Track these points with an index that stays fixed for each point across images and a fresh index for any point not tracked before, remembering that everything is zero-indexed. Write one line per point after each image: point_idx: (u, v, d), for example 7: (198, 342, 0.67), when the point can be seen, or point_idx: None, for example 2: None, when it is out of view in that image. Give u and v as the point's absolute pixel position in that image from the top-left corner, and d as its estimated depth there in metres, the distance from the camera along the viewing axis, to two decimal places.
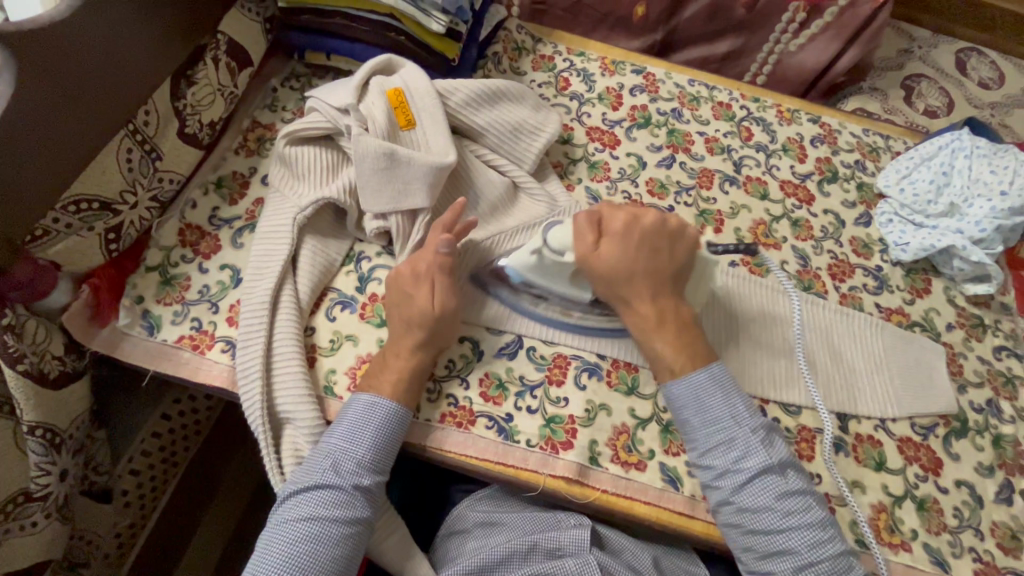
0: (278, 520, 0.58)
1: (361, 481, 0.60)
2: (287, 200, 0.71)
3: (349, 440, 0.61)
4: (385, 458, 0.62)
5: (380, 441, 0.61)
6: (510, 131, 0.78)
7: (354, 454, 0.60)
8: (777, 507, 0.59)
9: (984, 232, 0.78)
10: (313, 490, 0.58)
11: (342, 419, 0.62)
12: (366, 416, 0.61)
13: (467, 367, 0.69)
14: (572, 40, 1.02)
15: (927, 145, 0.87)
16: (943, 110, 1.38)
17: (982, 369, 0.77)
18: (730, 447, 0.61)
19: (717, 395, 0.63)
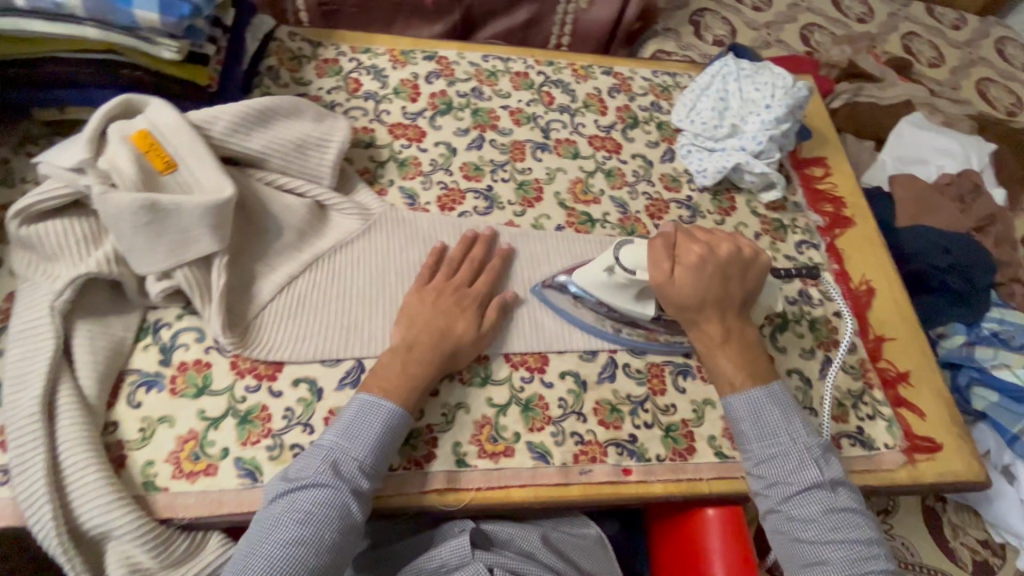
0: (265, 523, 0.54)
1: (358, 486, 0.57)
2: (39, 288, 0.61)
3: (348, 439, 0.58)
4: (385, 459, 0.59)
5: (380, 444, 0.59)
6: (294, 149, 0.73)
7: (352, 455, 0.58)
8: (824, 520, 0.60)
9: (761, 144, 0.86)
10: (308, 488, 0.55)
11: (345, 416, 0.60)
12: (368, 416, 0.60)
13: (308, 410, 0.64)
14: (356, 38, 0.97)
15: (703, 77, 0.94)
16: (728, 38, 1.51)
17: (790, 265, 0.86)
18: (786, 460, 0.63)
19: (777, 412, 0.65)
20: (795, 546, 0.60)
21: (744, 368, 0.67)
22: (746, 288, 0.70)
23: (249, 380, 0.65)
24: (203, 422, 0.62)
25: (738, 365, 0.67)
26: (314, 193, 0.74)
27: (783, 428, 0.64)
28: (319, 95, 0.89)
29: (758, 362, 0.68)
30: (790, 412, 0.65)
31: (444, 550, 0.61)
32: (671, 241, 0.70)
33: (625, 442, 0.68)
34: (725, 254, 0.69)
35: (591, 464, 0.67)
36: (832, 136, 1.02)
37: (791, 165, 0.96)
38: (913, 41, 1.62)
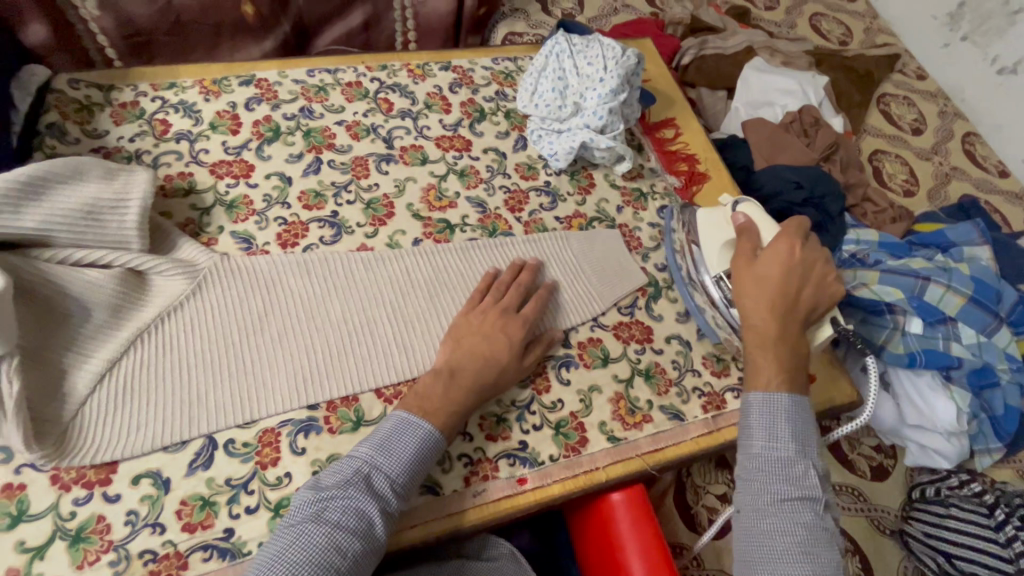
0: (293, 528, 0.52)
1: (388, 505, 0.56)
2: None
3: (383, 455, 0.58)
4: (416, 479, 0.59)
5: (417, 463, 0.59)
6: (84, 217, 0.64)
7: (388, 467, 0.57)
8: (802, 538, 0.57)
9: (602, 119, 0.85)
10: (339, 499, 0.54)
11: (381, 431, 0.60)
12: (407, 430, 0.59)
13: (155, 507, 0.57)
14: (157, 74, 0.87)
15: (539, 58, 0.92)
16: (576, 9, 1.51)
17: (654, 232, 0.87)
18: (788, 469, 0.60)
19: (786, 420, 0.63)
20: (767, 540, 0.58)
21: (782, 368, 0.66)
22: (814, 303, 0.70)
23: (77, 491, 0.56)
24: (24, 555, 0.53)
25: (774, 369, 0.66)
26: (122, 261, 0.65)
27: (789, 437, 0.62)
28: (119, 146, 0.78)
29: (793, 369, 0.67)
30: (807, 426, 0.63)
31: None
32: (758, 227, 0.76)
33: (516, 451, 0.66)
34: (809, 253, 0.72)
35: (484, 482, 0.64)
36: (676, 95, 1.04)
37: (642, 131, 0.97)
38: None
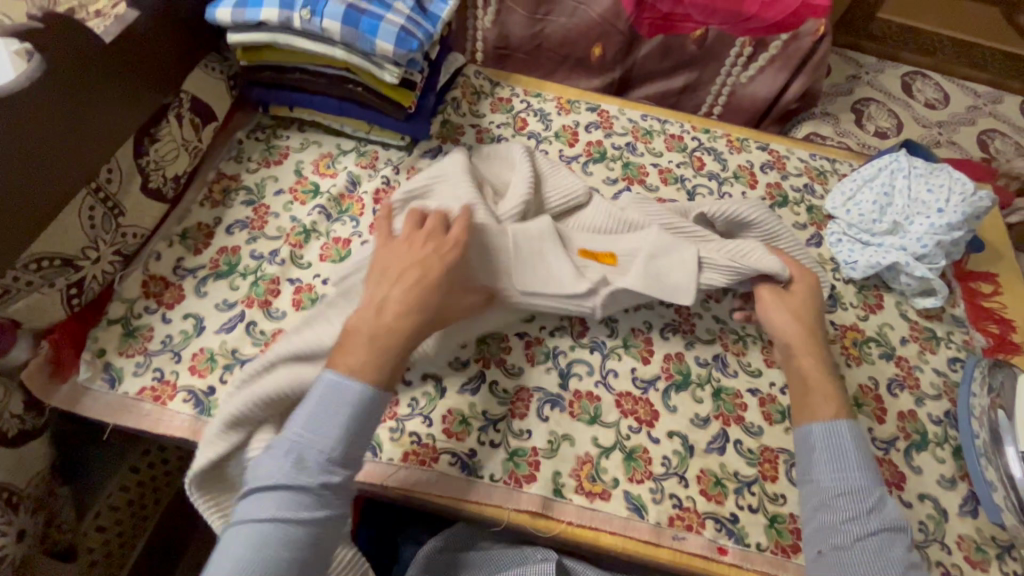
0: (253, 515, 0.51)
1: (325, 483, 0.52)
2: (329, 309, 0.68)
3: (314, 431, 0.53)
4: (358, 447, 0.54)
5: (353, 436, 0.54)
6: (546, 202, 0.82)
7: (325, 444, 0.53)
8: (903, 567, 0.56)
9: (926, 248, 0.81)
10: (267, 461, 0.53)
11: (311, 400, 0.54)
12: (340, 404, 0.54)
13: (430, 405, 0.69)
14: (530, 83, 1.06)
15: (868, 168, 0.91)
16: (892, 131, 1.44)
17: (938, 381, 0.79)
18: (862, 499, 0.59)
19: (857, 453, 0.62)
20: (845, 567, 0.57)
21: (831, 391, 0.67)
22: (817, 362, 0.70)
23: None
24: None
25: (832, 408, 0.65)
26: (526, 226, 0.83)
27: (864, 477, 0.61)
28: (489, 128, 0.98)
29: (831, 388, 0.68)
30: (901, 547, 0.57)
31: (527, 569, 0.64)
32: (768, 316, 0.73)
33: (725, 520, 0.66)
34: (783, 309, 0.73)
35: (686, 531, 0.65)
36: (1007, 252, 0.93)
37: (954, 275, 0.90)
38: None
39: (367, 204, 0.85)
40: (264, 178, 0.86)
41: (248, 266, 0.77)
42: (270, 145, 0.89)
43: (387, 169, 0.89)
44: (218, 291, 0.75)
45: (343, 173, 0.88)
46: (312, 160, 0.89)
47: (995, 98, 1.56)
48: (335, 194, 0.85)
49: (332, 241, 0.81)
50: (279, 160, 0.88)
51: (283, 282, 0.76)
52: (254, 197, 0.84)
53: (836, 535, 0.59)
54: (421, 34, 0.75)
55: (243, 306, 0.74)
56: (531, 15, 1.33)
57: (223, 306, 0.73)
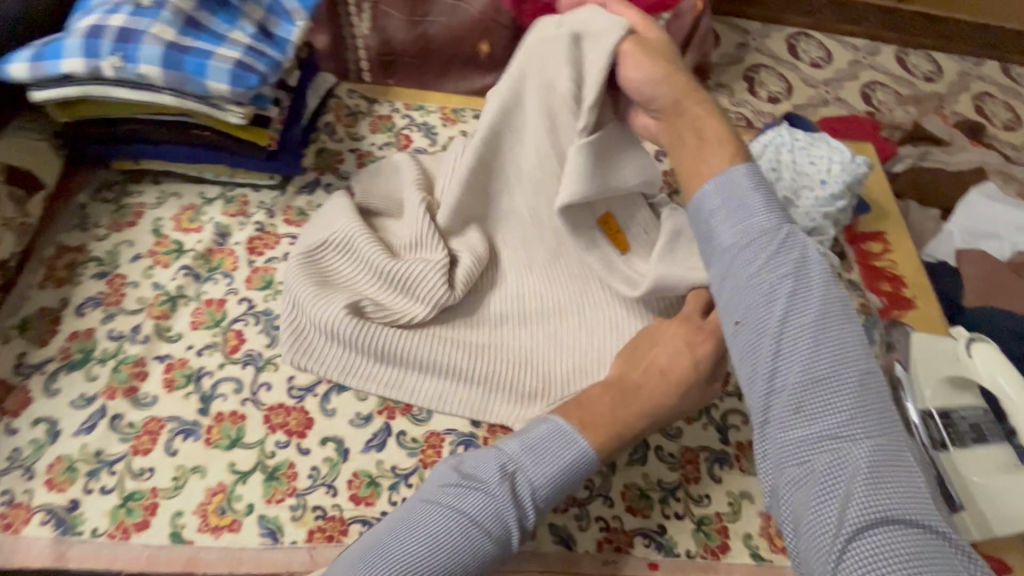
0: (430, 500, 0.52)
1: (523, 513, 0.53)
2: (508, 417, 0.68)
3: (535, 459, 0.54)
4: (563, 492, 0.55)
5: (569, 475, 0.55)
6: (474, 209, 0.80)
7: (540, 478, 0.54)
8: (853, 489, 0.39)
9: (814, 222, 0.82)
10: (469, 497, 0.52)
11: (534, 433, 0.56)
12: (564, 441, 0.55)
13: (333, 471, 0.64)
14: (410, 95, 1.00)
15: (754, 146, 0.90)
16: (784, 95, 1.48)
17: None
18: (834, 408, 0.41)
19: (827, 349, 0.43)
20: (806, 408, 0.42)
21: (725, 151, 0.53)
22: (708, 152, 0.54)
23: (280, 435, 0.66)
24: (232, 475, 0.63)
25: (725, 152, 0.53)
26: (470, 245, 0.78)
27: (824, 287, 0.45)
28: (370, 150, 0.91)
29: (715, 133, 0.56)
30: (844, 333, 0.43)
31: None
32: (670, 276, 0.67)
33: (654, 533, 0.65)
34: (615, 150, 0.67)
35: (617, 554, 0.63)
36: (892, 209, 0.97)
37: (847, 240, 0.92)
38: (985, 101, 1.57)
39: (240, 257, 0.77)
40: (117, 244, 0.76)
41: (107, 349, 0.68)
42: (120, 205, 0.79)
43: (260, 213, 0.81)
44: (73, 385, 0.66)
45: (210, 225, 0.79)
46: (171, 214, 0.80)
47: (873, 50, 1.63)
48: (201, 250, 0.77)
49: (203, 305, 0.73)
50: (133, 220, 0.78)
51: (149, 362, 0.68)
52: (106, 267, 0.74)
53: (759, 313, 0.45)
54: (263, 65, 0.68)
55: (104, 398, 0.65)
56: (410, 18, 1.26)
57: (80, 402, 0.65)
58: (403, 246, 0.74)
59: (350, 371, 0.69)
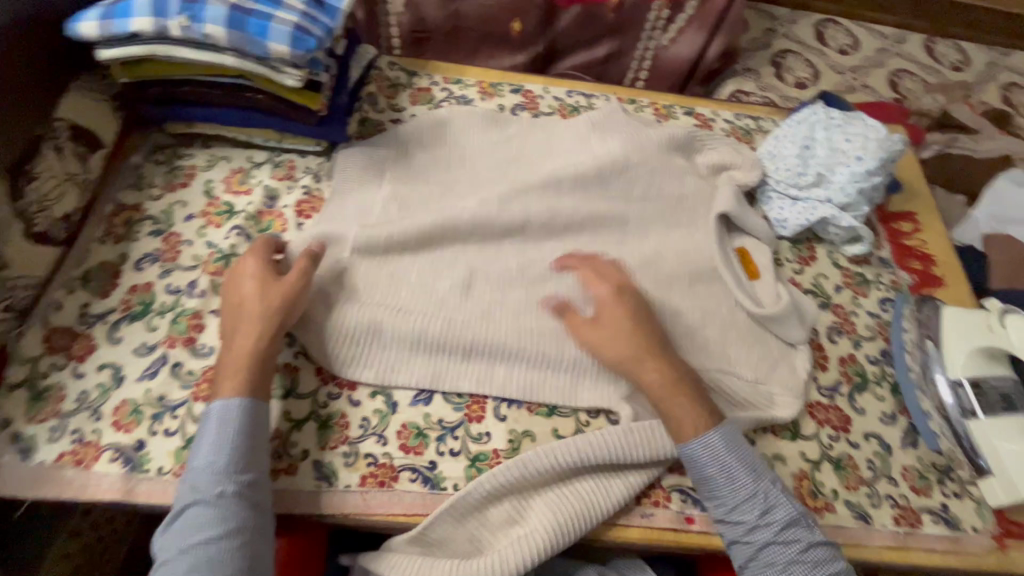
0: (169, 542, 0.54)
1: (223, 490, 0.55)
2: (599, 400, 0.70)
3: (213, 452, 0.57)
4: (253, 456, 0.58)
5: (241, 444, 0.58)
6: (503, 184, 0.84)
7: (220, 462, 0.56)
8: (783, 539, 0.60)
9: (849, 197, 0.84)
10: (193, 512, 0.55)
11: (206, 428, 0.58)
12: (224, 422, 0.58)
13: (383, 422, 0.67)
14: (448, 69, 1.01)
15: (789, 123, 0.92)
16: (811, 81, 1.48)
17: (872, 322, 0.83)
18: (756, 501, 0.61)
19: (733, 454, 0.63)
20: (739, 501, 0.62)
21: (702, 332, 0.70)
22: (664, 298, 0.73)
23: (332, 386, 0.68)
24: (288, 423, 0.65)
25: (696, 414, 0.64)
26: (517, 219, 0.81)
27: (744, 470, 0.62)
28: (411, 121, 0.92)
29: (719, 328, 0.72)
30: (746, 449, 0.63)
31: (511, 549, 0.60)
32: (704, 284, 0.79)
33: (690, 489, 0.67)
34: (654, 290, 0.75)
35: (654, 507, 0.66)
36: (923, 189, 0.98)
37: (878, 218, 0.93)
38: (1012, 91, 1.56)
39: (289, 219, 0.79)
40: (171, 204, 0.79)
41: (165, 302, 0.71)
42: (173, 167, 0.82)
43: (307, 177, 0.83)
44: (134, 335, 0.69)
45: (259, 188, 0.82)
46: (222, 177, 0.82)
47: (900, 38, 1.62)
48: (252, 212, 0.79)
49: None
50: (185, 182, 0.81)
51: (206, 315, 0.71)
52: (161, 226, 0.77)
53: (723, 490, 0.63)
54: (318, 31, 0.70)
55: (164, 347, 0.68)
56: None
57: (142, 350, 0.68)
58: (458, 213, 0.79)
59: (439, 375, 0.69)
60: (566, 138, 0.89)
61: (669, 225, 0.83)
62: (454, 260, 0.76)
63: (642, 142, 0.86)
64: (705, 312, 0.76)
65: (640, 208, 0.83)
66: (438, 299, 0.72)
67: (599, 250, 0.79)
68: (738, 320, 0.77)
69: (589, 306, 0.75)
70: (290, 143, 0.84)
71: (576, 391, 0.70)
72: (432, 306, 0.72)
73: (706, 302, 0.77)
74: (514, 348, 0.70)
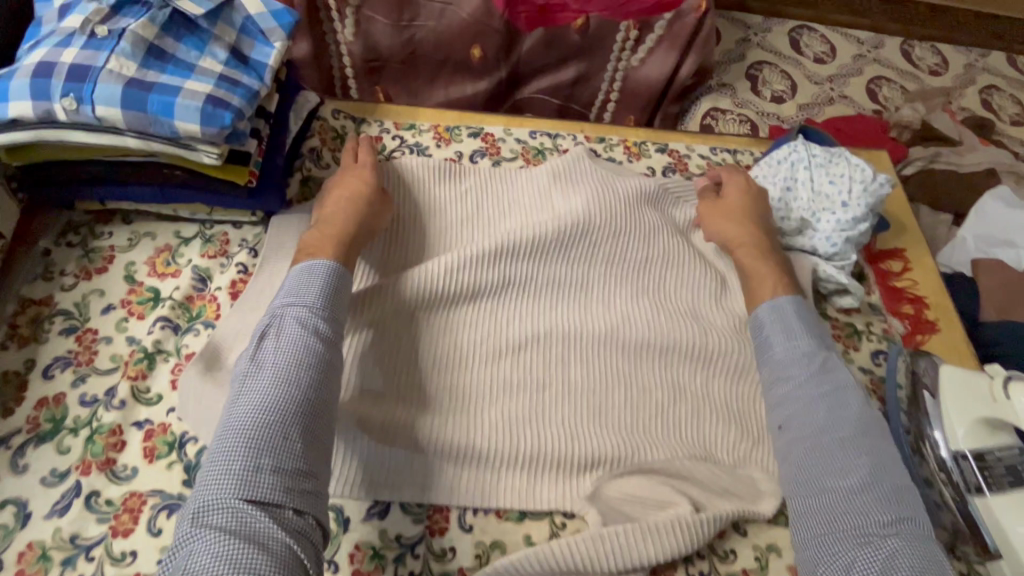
0: (248, 371, 0.53)
1: (311, 334, 0.55)
2: (560, 498, 0.63)
3: (291, 324, 0.56)
4: (335, 312, 0.58)
5: (333, 298, 0.59)
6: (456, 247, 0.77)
7: (306, 323, 0.56)
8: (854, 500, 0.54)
9: (835, 247, 0.78)
10: (286, 341, 0.55)
11: (285, 295, 0.59)
12: (316, 275, 0.60)
13: (333, 544, 0.59)
14: (400, 113, 0.93)
15: (769, 161, 0.86)
16: (788, 94, 1.42)
17: (865, 380, 0.78)
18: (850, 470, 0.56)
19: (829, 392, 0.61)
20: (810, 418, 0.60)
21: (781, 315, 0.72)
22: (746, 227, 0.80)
23: None
24: None
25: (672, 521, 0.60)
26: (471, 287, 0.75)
27: (857, 403, 0.61)
28: None
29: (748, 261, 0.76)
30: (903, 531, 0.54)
31: None
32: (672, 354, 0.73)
33: None
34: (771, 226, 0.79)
35: None
36: (909, 222, 0.93)
37: (865, 260, 0.88)
38: (992, 95, 1.52)
39: (223, 304, 0.71)
40: (86, 295, 0.70)
41: (79, 417, 0.62)
42: (88, 249, 0.73)
43: (243, 252, 0.75)
44: (42, 460, 0.60)
45: (188, 269, 0.73)
46: (145, 258, 0.73)
47: (877, 43, 1.57)
48: (179, 298, 0.70)
49: (183, 361, 0.67)
50: (103, 266, 0.72)
51: (127, 429, 0.62)
52: (75, 321, 0.68)
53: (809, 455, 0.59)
54: (237, 99, 0.61)
55: (77, 474, 0.59)
56: (396, 23, 1.18)
57: (51, 479, 0.59)
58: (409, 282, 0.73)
59: (378, 479, 0.62)
60: (528, 193, 0.83)
61: (632, 288, 0.78)
62: (400, 341, 0.69)
63: (609, 195, 0.80)
64: (673, 389, 0.71)
65: (603, 271, 0.78)
66: (380, 389, 0.66)
67: (559, 321, 0.74)
68: (712, 395, 0.72)
69: (546, 388, 0.70)
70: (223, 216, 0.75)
71: (534, 489, 0.64)
72: (375, 394, 0.66)
73: (674, 376, 0.72)
74: (464, 444, 0.64)
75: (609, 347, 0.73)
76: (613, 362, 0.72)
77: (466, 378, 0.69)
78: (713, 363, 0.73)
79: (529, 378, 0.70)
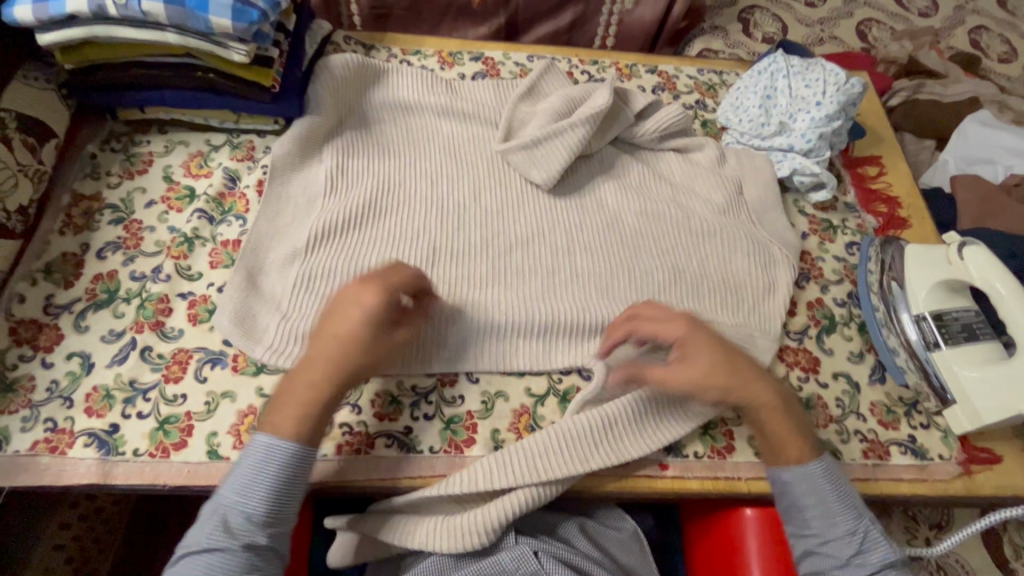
0: None
1: (255, 535, 0.54)
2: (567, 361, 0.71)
3: (244, 495, 0.55)
4: (284, 509, 0.56)
5: (282, 490, 0.56)
6: (451, 156, 0.84)
7: (258, 506, 0.55)
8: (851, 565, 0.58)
9: (810, 142, 0.85)
10: (219, 553, 0.53)
11: (243, 464, 0.56)
12: (268, 462, 0.56)
13: (357, 391, 0.67)
14: (407, 41, 1.00)
15: (751, 75, 0.92)
16: (778, 36, 1.47)
17: (839, 267, 0.84)
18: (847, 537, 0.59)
19: (833, 489, 0.61)
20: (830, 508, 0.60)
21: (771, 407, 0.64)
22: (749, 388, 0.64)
23: None
24: (261, 399, 0.66)
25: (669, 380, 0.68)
26: (478, 190, 0.82)
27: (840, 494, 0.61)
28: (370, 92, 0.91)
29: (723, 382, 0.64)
30: (854, 494, 0.61)
31: (493, 505, 0.61)
32: (659, 241, 0.80)
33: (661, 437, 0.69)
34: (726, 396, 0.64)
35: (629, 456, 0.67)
36: (887, 133, 0.98)
37: (842, 164, 0.94)
38: (981, 35, 1.56)
39: (252, 200, 0.79)
40: (130, 192, 0.78)
41: (130, 289, 0.71)
42: (129, 154, 0.81)
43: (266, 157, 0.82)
44: (100, 322, 0.68)
45: (219, 170, 0.81)
46: (181, 162, 0.81)
47: None
48: (213, 194, 0.78)
49: (219, 246, 0.75)
50: (143, 168, 0.80)
51: (173, 298, 0.71)
52: (121, 213, 0.76)
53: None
54: (263, 3, 0.68)
55: (132, 332, 0.68)
56: None
57: (110, 337, 0.67)
58: (419, 188, 0.81)
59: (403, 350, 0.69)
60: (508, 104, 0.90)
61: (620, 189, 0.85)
62: (414, 237, 0.76)
63: (579, 93, 0.86)
64: (669, 272, 0.77)
65: (588, 174, 0.86)
66: None
67: (558, 218, 0.81)
68: (703, 274, 0.78)
69: (552, 274, 0.76)
70: (249, 124, 0.83)
71: (544, 355, 0.71)
72: None
73: (667, 262, 0.79)
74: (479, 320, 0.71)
75: (604, 238, 0.80)
76: (608, 247, 0.79)
77: (479, 266, 0.76)
78: (693, 246, 0.80)
79: (535, 266, 0.77)
